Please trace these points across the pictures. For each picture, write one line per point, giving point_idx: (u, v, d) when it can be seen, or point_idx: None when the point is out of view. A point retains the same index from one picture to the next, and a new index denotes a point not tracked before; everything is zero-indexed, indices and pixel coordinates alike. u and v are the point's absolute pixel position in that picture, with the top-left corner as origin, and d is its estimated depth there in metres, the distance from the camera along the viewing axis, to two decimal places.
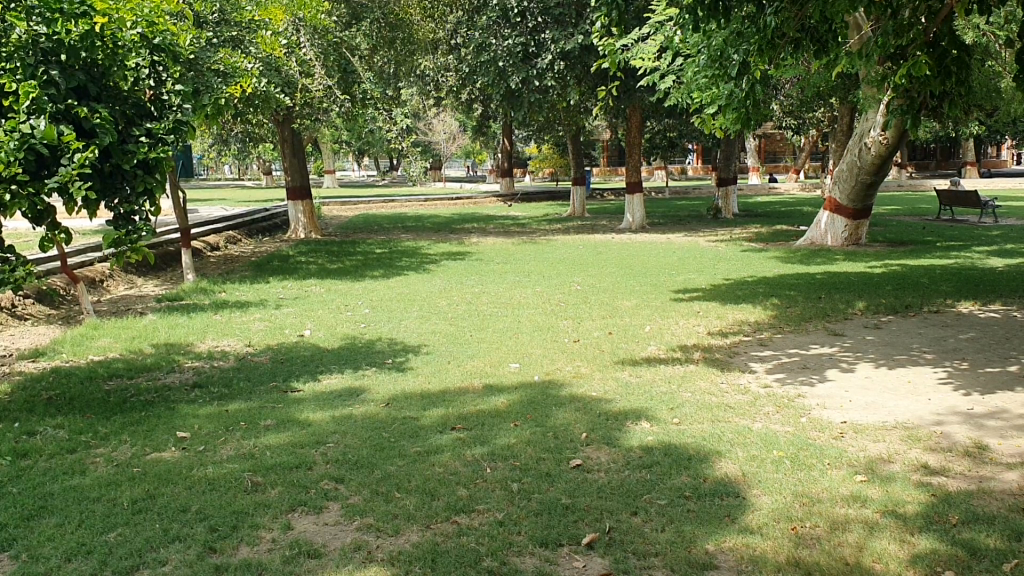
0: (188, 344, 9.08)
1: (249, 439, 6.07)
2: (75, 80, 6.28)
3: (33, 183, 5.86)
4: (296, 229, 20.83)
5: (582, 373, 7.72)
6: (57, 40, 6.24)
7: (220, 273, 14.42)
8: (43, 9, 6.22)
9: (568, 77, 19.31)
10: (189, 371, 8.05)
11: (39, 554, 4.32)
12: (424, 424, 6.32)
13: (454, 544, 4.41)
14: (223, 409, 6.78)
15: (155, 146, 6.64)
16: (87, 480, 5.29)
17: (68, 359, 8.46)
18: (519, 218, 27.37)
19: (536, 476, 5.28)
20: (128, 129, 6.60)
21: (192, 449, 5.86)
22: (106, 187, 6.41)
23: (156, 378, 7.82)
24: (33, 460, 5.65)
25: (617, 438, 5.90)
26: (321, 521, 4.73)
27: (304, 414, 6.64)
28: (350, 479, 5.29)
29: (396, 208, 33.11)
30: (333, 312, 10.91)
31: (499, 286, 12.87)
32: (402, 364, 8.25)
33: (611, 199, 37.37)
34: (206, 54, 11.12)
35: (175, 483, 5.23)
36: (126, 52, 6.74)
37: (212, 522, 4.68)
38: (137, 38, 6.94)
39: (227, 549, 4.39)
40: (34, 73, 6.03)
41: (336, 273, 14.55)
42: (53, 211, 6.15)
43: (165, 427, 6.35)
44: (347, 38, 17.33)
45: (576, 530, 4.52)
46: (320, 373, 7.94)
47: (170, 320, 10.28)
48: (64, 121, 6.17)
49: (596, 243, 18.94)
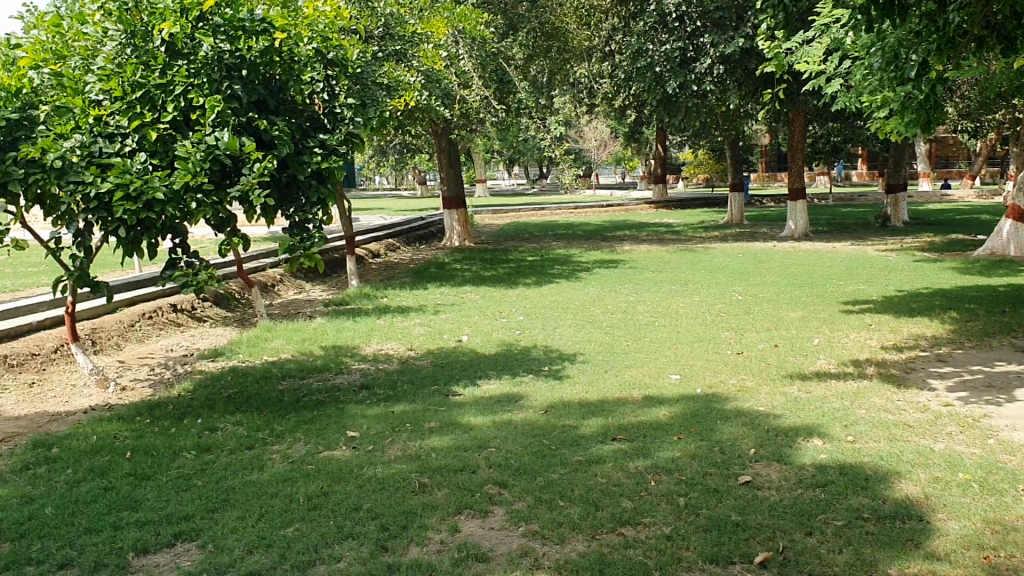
0: (354, 347, 9.41)
1: (416, 440, 6.21)
2: (256, 94, 6.58)
3: (216, 193, 6.15)
4: (451, 237, 21.23)
5: (747, 386, 7.51)
6: (239, 57, 6.55)
7: (381, 279, 14.90)
8: (228, 27, 6.52)
9: (728, 81, 18.95)
10: (356, 373, 8.33)
11: (221, 541, 4.53)
12: (585, 433, 6.31)
13: (621, 556, 4.36)
14: (390, 410, 6.98)
15: (327, 156, 6.89)
16: (264, 475, 5.54)
17: (245, 358, 8.90)
18: (674, 225, 27.06)
19: (704, 490, 5.16)
20: (303, 140, 6.86)
21: (361, 448, 6.05)
22: (282, 197, 6.71)
23: (325, 379, 8.12)
24: (216, 454, 5.94)
25: (787, 454, 5.71)
26: (488, 526, 4.78)
27: (466, 418, 6.75)
28: (514, 484, 5.33)
29: (548, 216, 33.38)
30: (490, 319, 11.05)
31: (656, 294, 12.73)
32: (560, 371, 8.27)
33: (770, 207, 36.36)
34: (371, 66, 11.45)
35: (347, 480, 5.42)
36: (302, 67, 6.94)
37: (383, 520, 4.81)
38: (313, 53, 7.14)
39: (397, 548, 4.49)
40: (218, 88, 6.36)
41: (492, 280, 14.77)
42: (233, 219, 6.41)
43: (335, 425, 6.60)
44: (504, 49, 17.54)
45: (748, 548, 4.39)
46: (481, 378, 8.05)
47: (337, 323, 10.68)
48: (246, 133, 6.54)
49: (755, 251, 18.46)
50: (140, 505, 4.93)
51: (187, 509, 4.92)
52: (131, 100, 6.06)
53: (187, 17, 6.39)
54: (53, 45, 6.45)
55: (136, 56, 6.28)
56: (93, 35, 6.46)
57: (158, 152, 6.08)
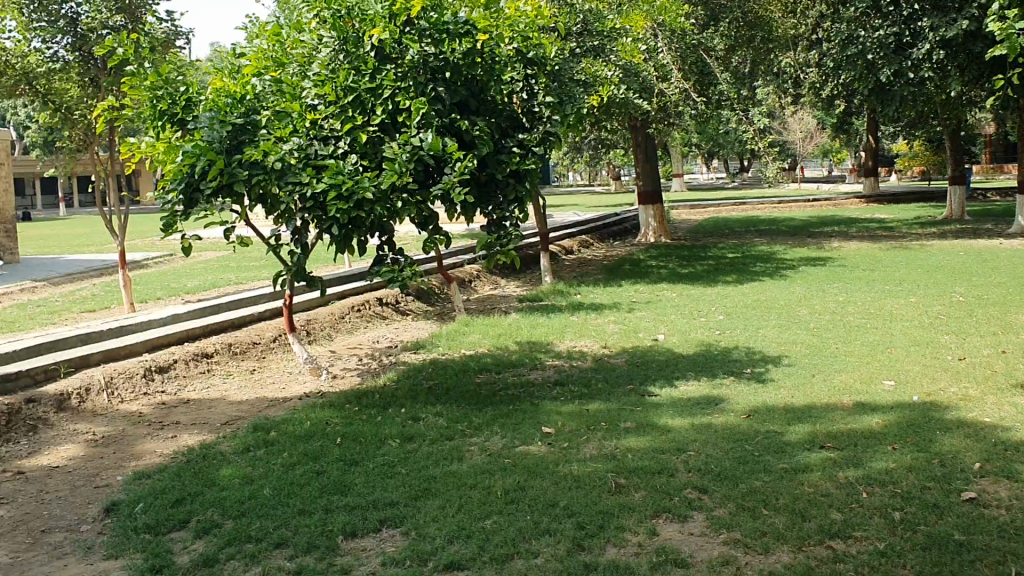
0: (550, 343, 9.47)
1: (611, 440, 6.16)
2: (459, 95, 6.68)
3: (420, 192, 6.31)
4: (647, 234, 21.02)
5: (970, 396, 6.94)
6: (444, 59, 6.65)
7: (575, 276, 14.96)
8: (433, 30, 6.62)
9: (948, 67, 17.68)
10: (551, 369, 8.37)
11: (418, 526, 4.56)
12: (790, 440, 6.04)
13: (831, 570, 4.12)
14: (584, 408, 6.97)
15: (526, 156, 6.94)
16: (464, 466, 5.59)
17: (444, 351, 9.15)
18: (885, 221, 25.61)
19: (923, 506, 4.81)
20: (502, 140, 6.96)
21: (557, 445, 6.06)
22: (482, 195, 6.82)
23: (521, 373, 8.22)
24: (419, 443, 6.02)
25: (1019, 471, 5.23)
26: (686, 531, 4.66)
27: (663, 419, 6.62)
28: (714, 490, 5.16)
29: (748, 211, 32.44)
30: (687, 317, 10.84)
31: (866, 295, 12.06)
32: (761, 374, 7.97)
33: (995, 201, 33.70)
34: (568, 63, 11.43)
35: (544, 476, 5.42)
36: (503, 66, 6.98)
37: (579, 519, 4.76)
38: (513, 53, 7.18)
39: (594, 548, 4.43)
40: (423, 91, 6.50)
41: (689, 277, 14.49)
42: (435, 217, 6.52)
43: (532, 420, 6.65)
44: (705, 41, 17.08)
45: (975, 571, 4.04)
46: (678, 379, 7.89)
47: (533, 319, 10.81)
48: (449, 133, 6.59)
49: (977, 249, 17.14)
50: (348, 488, 5.00)
51: (387, 492, 5.00)
52: (343, 104, 6.31)
53: (396, 22, 6.58)
54: (273, 53, 6.81)
55: (347, 61, 6.49)
56: (309, 43, 6.74)
57: (367, 154, 6.33)
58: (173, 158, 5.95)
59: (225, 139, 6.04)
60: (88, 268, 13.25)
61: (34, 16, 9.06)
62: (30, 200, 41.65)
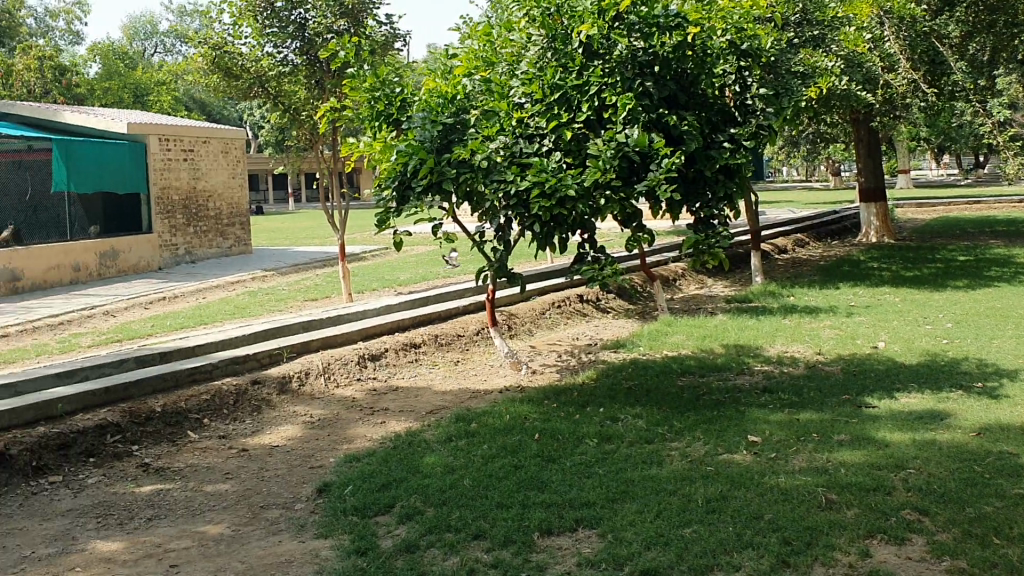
0: (758, 346, 8.30)
1: (824, 452, 4.92)
2: (668, 90, 5.62)
3: (624, 189, 5.39)
4: (869, 234, 18.98)
5: None
6: (652, 53, 5.58)
7: (787, 277, 14.20)
8: (642, 24, 5.54)
9: None
10: (759, 374, 7.12)
11: (664, 509, 3.84)
12: None
13: None
14: (793, 417, 5.70)
15: (736, 153, 5.92)
16: (665, 471, 4.38)
17: (646, 351, 7.98)
18: None
19: None
20: (713, 134, 5.95)
21: (764, 456, 4.82)
22: (688, 192, 5.91)
23: (727, 377, 6.99)
24: (616, 445, 4.79)
25: None
26: (905, 554, 3.64)
27: (882, 433, 5.44)
28: (938, 512, 4.04)
29: (982, 211, 29.85)
30: (910, 326, 10.04)
31: None
32: (994, 391, 6.96)
33: None
34: (788, 52, 10.01)
35: (747, 489, 4.24)
36: (715, 59, 5.89)
37: (787, 535, 3.68)
38: (726, 45, 6.09)
39: (804, 566, 3.43)
40: (630, 86, 5.51)
41: (912, 282, 13.41)
42: (641, 214, 5.58)
43: (738, 429, 5.34)
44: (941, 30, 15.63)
45: None
46: (897, 391, 6.88)
47: (740, 321, 10.13)
48: (655, 129, 5.62)
49: None
50: (563, 464, 4.42)
51: (619, 471, 4.33)
52: (550, 102, 5.52)
53: (604, 18, 5.53)
54: (484, 52, 5.95)
55: (554, 58, 5.61)
56: (518, 41, 5.83)
57: (571, 151, 5.49)
58: (388, 156, 5.55)
59: (437, 137, 5.51)
60: (312, 259, 14.06)
61: (268, 21, 9.29)
62: (262, 197, 44.87)
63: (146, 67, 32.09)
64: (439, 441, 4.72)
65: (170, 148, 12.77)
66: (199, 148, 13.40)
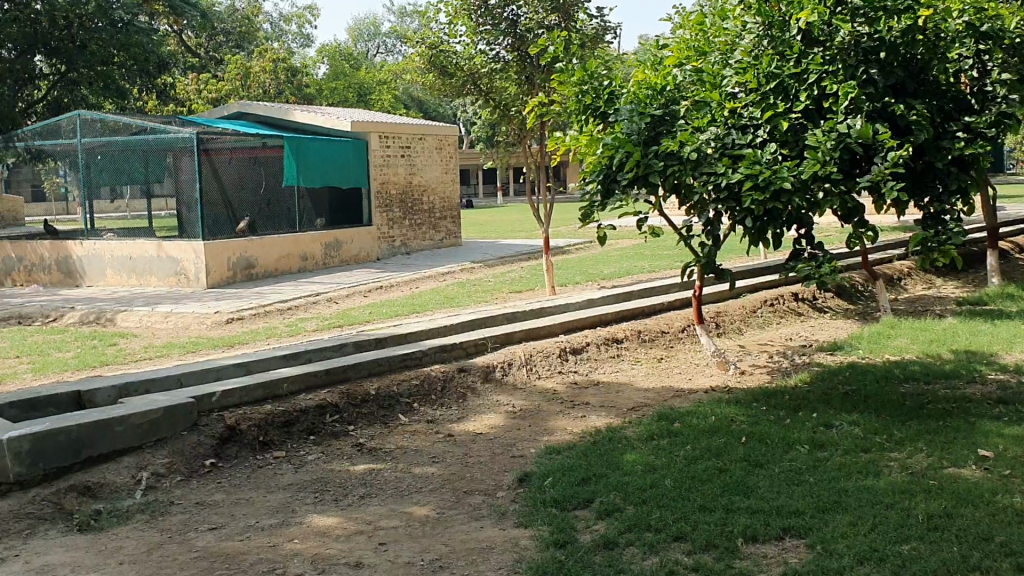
0: (993, 352, 7.48)
1: None
2: (895, 78, 5.14)
3: (846, 182, 4.99)
4: None
5: None
6: (878, 39, 5.12)
7: None
8: (868, 9, 5.14)
9: None
10: (995, 383, 6.38)
11: (881, 524, 3.44)
12: None
13: None
14: None
15: (974, 142, 5.23)
16: (881, 482, 3.97)
17: (864, 356, 7.41)
18: None
19: None
20: (944, 123, 5.27)
21: (998, 471, 4.25)
22: (916, 184, 5.34)
23: (958, 386, 6.33)
24: (829, 453, 4.46)
25: None
26: None
27: None
28: None
29: None
30: None
31: None
32: None
33: None
34: None
35: (976, 506, 3.69)
36: (950, 43, 5.17)
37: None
38: (963, 27, 5.28)
39: None
40: (854, 74, 5.06)
41: None
42: (862, 209, 5.02)
43: (968, 439, 4.78)
44: None
45: None
46: None
47: (973, 324, 9.20)
48: (879, 120, 5.12)
49: None
50: (766, 462, 4.22)
51: (833, 478, 4.03)
52: (765, 92, 5.10)
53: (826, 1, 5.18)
54: (696, 43, 5.70)
55: (770, 46, 5.24)
56: (733, 30, 5.52)
57: (788, 142, 5.09)
58: (594, 150, 5.42)
59: (644, 130, 5.35)
60: (519, 252, 14.24)
61: (481, 19, 9.46)
62: (476, 187, 46.29)
63: (370, 68, 33.77)
64: (641, 434, 4.61)
65: (388, 145, 13.34)
66: (415, 144, 13.92)
